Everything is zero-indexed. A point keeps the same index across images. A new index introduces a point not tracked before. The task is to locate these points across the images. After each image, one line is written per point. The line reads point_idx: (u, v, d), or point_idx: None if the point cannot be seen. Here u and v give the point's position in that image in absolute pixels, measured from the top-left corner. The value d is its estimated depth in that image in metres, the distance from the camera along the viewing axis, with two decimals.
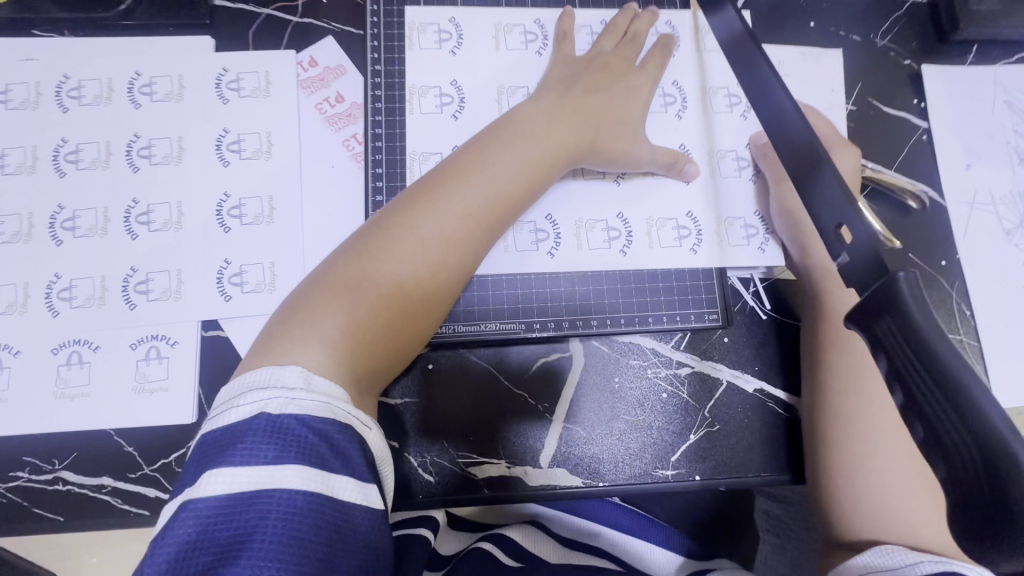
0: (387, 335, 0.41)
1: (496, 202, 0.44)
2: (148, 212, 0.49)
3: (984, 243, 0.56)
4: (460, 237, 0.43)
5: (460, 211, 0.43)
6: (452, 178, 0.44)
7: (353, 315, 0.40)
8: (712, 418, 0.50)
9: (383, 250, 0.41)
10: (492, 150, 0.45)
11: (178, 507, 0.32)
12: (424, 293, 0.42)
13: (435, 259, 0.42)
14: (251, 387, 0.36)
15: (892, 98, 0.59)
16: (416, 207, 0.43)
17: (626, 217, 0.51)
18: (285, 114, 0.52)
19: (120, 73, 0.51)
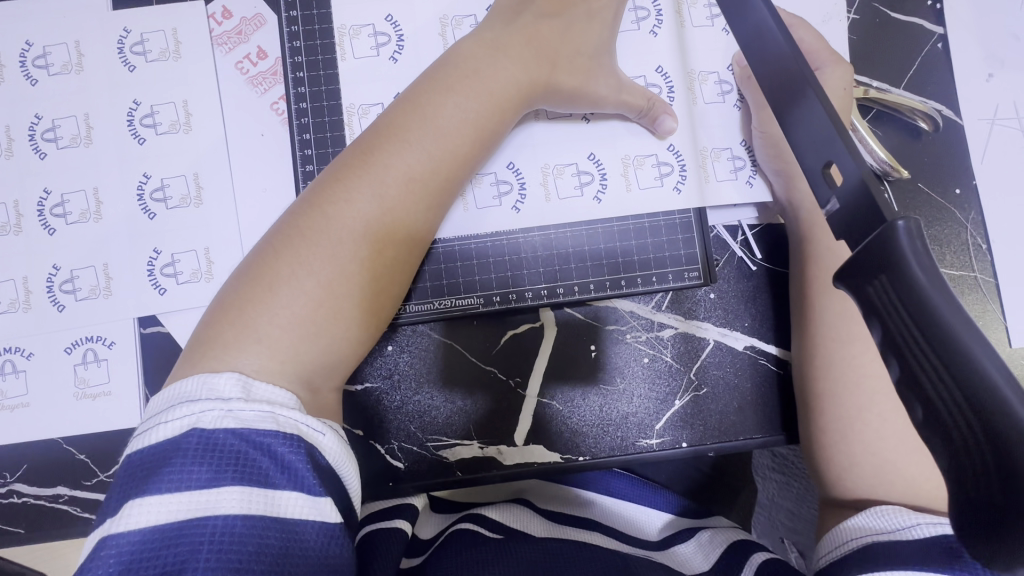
0: (339, 327, 0.34)
1: (445, 162, 0.37)
2: (62, 203, 0.45)
3: (1005, 165, 0.49)
4: (405, 205, 0.36)
5: (401, 174, 0.36)
6: (389, 139, 0.37)
7: (294, 312, 0.32)
8: (698, 381, 0.46)
9: (319, 230, 0.34)
10: (431, 101, 0.38)
11: (94, 546, 0.25)
12: (376, 274, 0.35)
13: (380, 233, 0.36)
14: (179, 399, 0.28)
15: (903, 1, 0.50)
16: (348, 176, 0.36)
17: (598, 160, 0.45)
18: (201, 77, 0.46)
19: (9, 45, 0.45)
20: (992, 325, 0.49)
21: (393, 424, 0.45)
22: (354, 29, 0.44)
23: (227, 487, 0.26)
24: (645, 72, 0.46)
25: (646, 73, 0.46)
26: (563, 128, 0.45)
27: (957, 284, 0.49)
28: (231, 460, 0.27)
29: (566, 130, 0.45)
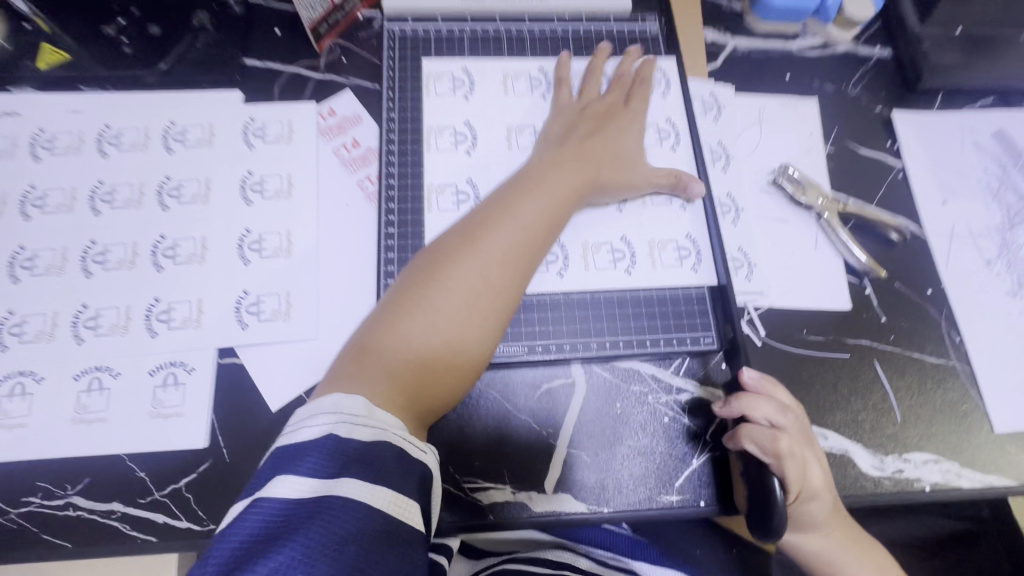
0: (441, 372, 0.42)
1: (528, 246, 0.46)
2: (174, 246, 0.53)
3: (966, 272, 0.59)
4: (499, 279, 0.45)
5: (496, 255, 0.45)
6: (484, 225, 0.46)
7: (419, 359, 0.41)
8: (713, 443, 0.51)
9: (429, 296, 0.43)
10: (519, 201, 0.48)
11: (245, 508, 0.32)
12: (474, 331, 0.43)
13: (479, 300, 0.43)
14: (321, 410, 0.36)
15: (868, 141, 0.63)
16: (453, 256, 0.45)
17: (630, 242, 0.54)
18: (305, 158, 0.57)
19: (157, 123, 0.57)
20: (975, 410, 0.54)
21: None
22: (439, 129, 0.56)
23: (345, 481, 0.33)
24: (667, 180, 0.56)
25: (668, 180, 0.56)
26: (602, 213, 0.55)
27: (940, 370, 0.55)
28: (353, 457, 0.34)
29: (604, 214, 0.55)
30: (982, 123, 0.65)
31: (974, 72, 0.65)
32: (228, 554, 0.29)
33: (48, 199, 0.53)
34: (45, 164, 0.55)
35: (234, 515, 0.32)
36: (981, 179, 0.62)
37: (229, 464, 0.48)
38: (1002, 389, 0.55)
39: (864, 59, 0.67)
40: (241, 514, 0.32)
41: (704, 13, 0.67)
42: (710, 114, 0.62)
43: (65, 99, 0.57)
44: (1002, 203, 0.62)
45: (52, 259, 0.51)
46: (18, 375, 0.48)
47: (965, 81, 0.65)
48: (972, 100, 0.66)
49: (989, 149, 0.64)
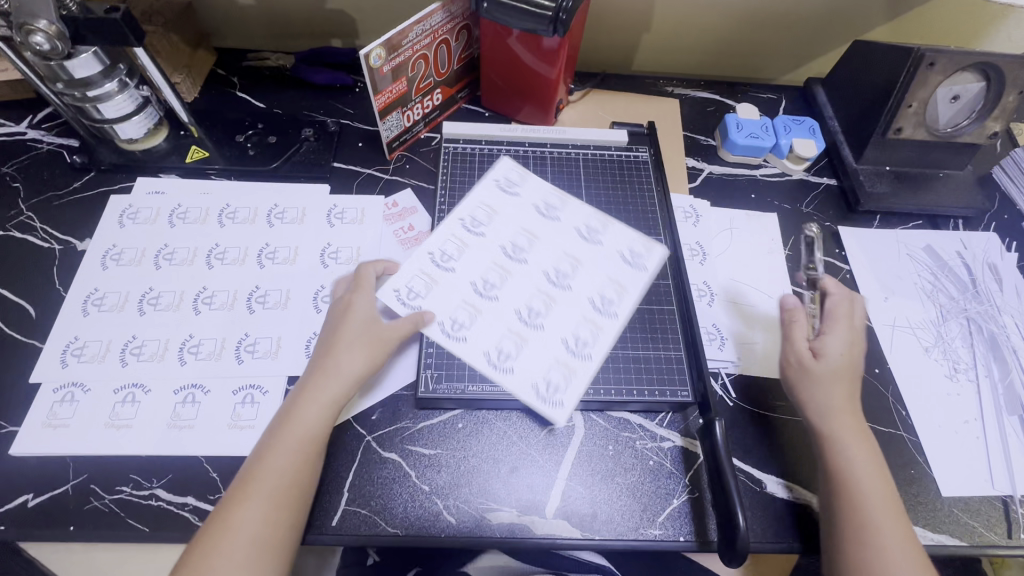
0: (291, 504, 0.50)
1: (317, 442, 0.53)
2: (265, 295, 0.67)
3: (908, 356, 0.70)
4: (297, 468, 0.51)
5: (289, 451, 0.52)
6: (292, 413, 0.54)
7: (251, 530, 0.48)
8: (692, 485, 0.59)
9: (225, 519, 0.48)
10: (315, 383, 0.55)
11: None
12: (288, 505, 0.50)
13: (276, 508, 0.49)
14: None
15: (820, 248, 0.79)
16: (254, 471, 0.51)
17: (561, 368, 0.63)
18: (372, 236, 0.73)
19: (264, 205, 0.75)
20: (923, 476, 0.62)
21: (450, 485, 0.58)
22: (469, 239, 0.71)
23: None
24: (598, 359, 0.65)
25: (603, 326, 0.66)
26: (550, 339, 0.64)
27: (888, 438, 0.64)
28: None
29: (552, 340, 0.64)
30: (915, 239, 0.80)
31: (903, 200, 0.81)
32: None
33: (176, 255, 0.70)
34: (177, 229, 0.72)
35: None
36: (917, 283, 0.76)
37: None
38: (946, 458, 0.63)
39: (815, 186, 0.84)
40: None
41: (686, 147, 0.87)
42: (690, 220, 0.79)
43: (199, 184, 0.76)
44: (936, 302, 0.74)
45: (172, 299, 0.66)
46: (131, 386, 0.60)
47: (897, 206, 0.81)
48: (905, 221, 0.82)
49: (922, 259, 0.78)
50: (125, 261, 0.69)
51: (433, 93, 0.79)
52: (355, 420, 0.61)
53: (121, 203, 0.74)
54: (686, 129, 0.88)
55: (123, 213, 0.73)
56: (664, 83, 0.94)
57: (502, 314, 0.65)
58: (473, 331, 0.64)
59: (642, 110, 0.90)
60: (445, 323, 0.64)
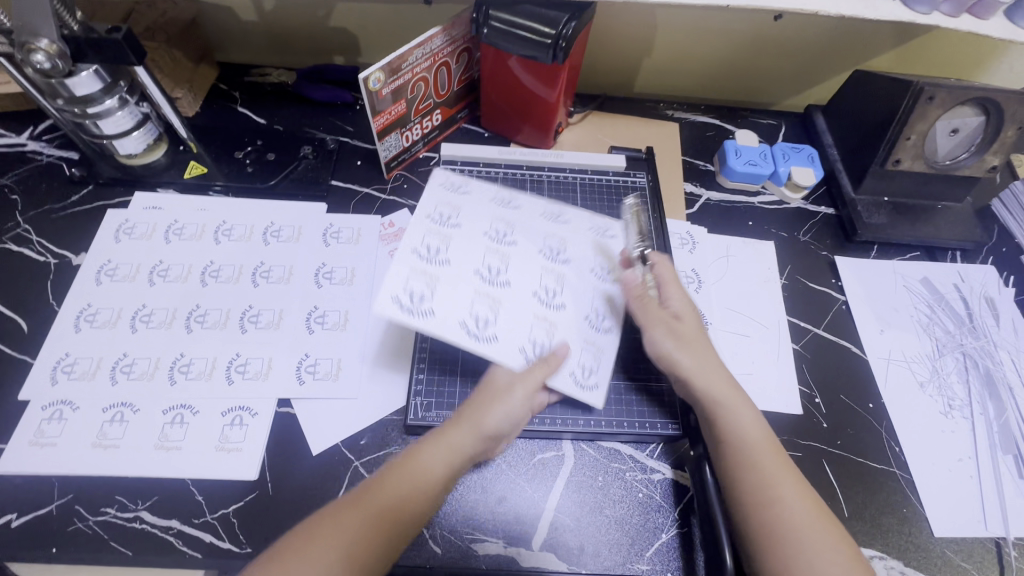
0: (385, 541, 0.48)
1: (430, 485, 0.52)
2: (258, 314, 0.67)
3: (903, 391, 0.69)
4: (410, 503, 0.50)
5: (409, 484, 0.51)
6: (435, 442, 0.54)
7: (356, 528, 0.47)
8: (680, 519, 0.59)
9: (336, 519, 0.48)
10: (487, 421, 0.55)
11: None
12: (390, 534, 0.48)
13: (380, 529, 0.48)
14: None
15: (816, 277, 0.78)
16: (374, 488, 0.50)
17: (540, 323, 0.61)
18: (367, 256, 0.73)
19: (260, 222, 0.75)
20: (916, 514, 0.62)
21: (438, 514, 0.58)
22: (433, 218, 0.64)
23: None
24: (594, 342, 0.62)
25: (579, 292, 0.65)
26: (520, 295, 0.62)
27: (881, 475, 0.64)
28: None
29: (525, 298, 0.62)
30: (913, 270, 0.80)
31: (901, 230, 0.81)
32: None
33: (170, 271, 0.70)
34: (173, 245, 0.72)
35: None
36: (913, 315, 0.76)
37: (271, 496, 0.57)
38: (939, 497, 0.63)
39: (812, 214, 0.84)
40: None
41: (685, 172, 0.87)
42: (686, 247, 0.78)
43: (196, 200, 0.76)
44: (932, 335, 0.74)
45: (165, 316, 0.66)
46: (120, 405, 0.60)
47: (894, 236, 0.80)
48: (903, 251, 0.82)
49: (919, 291, 0.78)
50: (120, 276, 0.69)
51: (432, 114, 0.80)
52: (344, 444, 0.60)
53: (118, 218, 0.74)
54: (685, 154, 0.88)
55: (119, 227, 0.73)
56: (664, 106, 0.94)
57: (468, 274, 0.61)
58: (440, 300, 0.58)
59: (642, 133, 0.90)
60: (404, 296, 0.57)
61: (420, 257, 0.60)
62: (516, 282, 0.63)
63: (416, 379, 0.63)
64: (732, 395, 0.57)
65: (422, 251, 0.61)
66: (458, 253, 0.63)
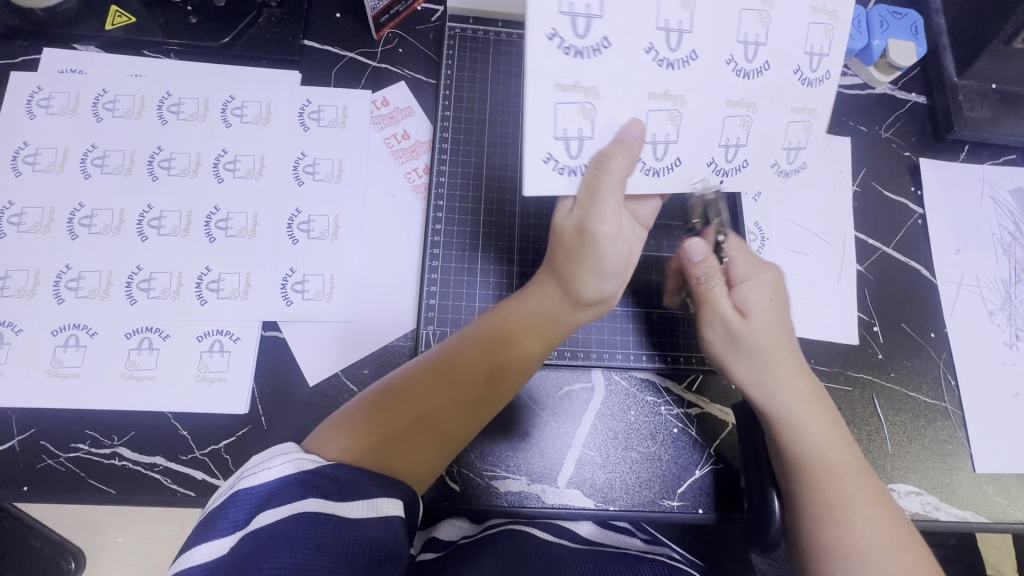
0: (455, 418, 0.45)
1: (517, 359, 0.47)
2: (227, 219, 0.55)
3: (970, 320, 0.62)
4: (498, 378, 0.46)
5: (496, 355, 0.47)
6: (525, 314, 0.48)
7: (429, 400, 0.44)
8: (716, 457, 0.55)
9: (417, 390, 0.45)
10: (578, 280, 0.46)
11: (233, 495, 0.36)
12: (465, 411, 0.45)
13: (458, 404, 0.45)
14: (276, 452, 0.39)
15: (893, 184, 0.66)
16: (462, 355, 0.46)
17: (739, 117, 0.43)
18: (357, 145, 0.58)
19: (216, 95, 0.58)
20: (960, 450, 0.58)
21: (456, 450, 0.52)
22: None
23: (310, 496, 0.36)
24: (802, 106, 0.43)
25: (782, 62, 0.42)
26: (675, 70, 0.41)
27: (930, 410, 0.59)
28: (333, 474, 0.38)
29: (715, 77, 0.42)
30: (1005, 179, 0.67)
31: (1005, 128, 0.66)
32: (235, 525, 0.35)
33: (109, 160, 0.55)
34: (106, 125, 0.56)
35: (224, 500, 0.36)
36: (996, 234, 0.65)
37: (265, 431, 0.51)
38: (987, 434, 0.59)
39: (900, 103, 0.69)
40: (230, 500, 0.36)
41: None
42: None
43: (128, 62, 0.58)
44: (1011, 258, 0.64)
45: (109, 220, 0.54)
46: (73, 327, 0.50)
47: (995, 135, 0.67)
48: (997, 154, 0.68)
49: (1007, 205, 0.66)
50: (44, 164, 0.54)
51: None
52: (344, 374, 0.52)
53: (27, 85, 0.57)
54: None
55: (31, 98, 0.56)
56: None
57: (630, 43, 0.41)
58: (606, 127, 0.41)
59: None
60: (560, 147, 0.41)
61: (565, 49, 0.40)
62: (704, 49, 0.42)
63: (427, 305, 0.54)
64: (809, 397, 0.49)
65: (562, 38, 0.40)
66: (614, 9, 0.40)
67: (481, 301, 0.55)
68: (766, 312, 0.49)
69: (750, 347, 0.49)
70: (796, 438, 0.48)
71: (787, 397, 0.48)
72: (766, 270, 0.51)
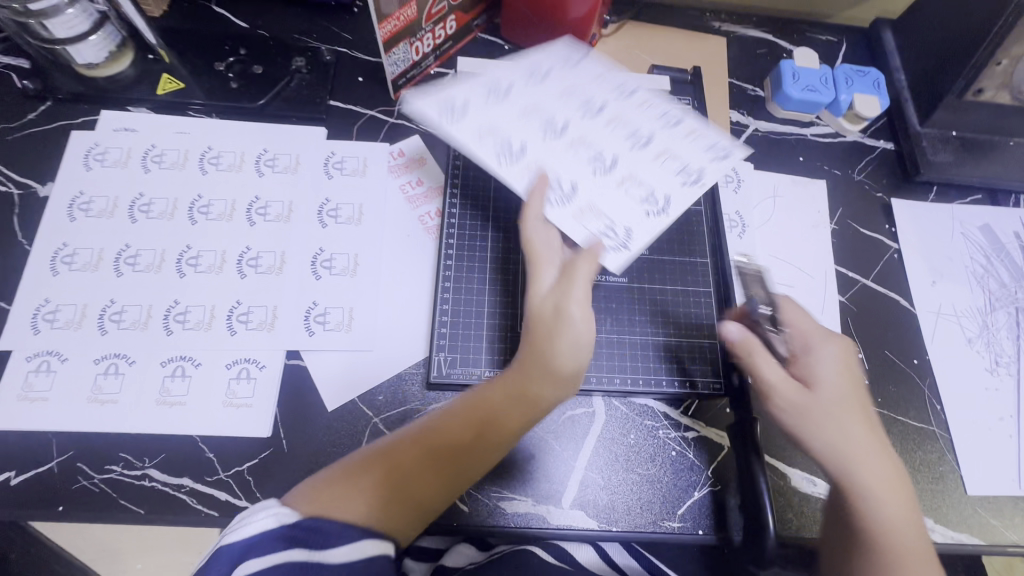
0: (433, 488, 0.47)
1: (497, 433, 0.49)
2: (257, 257, 0.60)
3: (950, 347, 0.65)
4: (475, 450, 0.48)
5: (478, 430, 0.49)
6: (504, 391, 0.50)
7: (412, 467, 0.47)
8: (715, 479, 0.57)
9: (399, 458, 0.47)
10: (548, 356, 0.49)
11: None
12: (443, 482, 0.47)
13: (440, 475, 0.47)
14: (263, 509, 0.43)
15: (868, 222, 0.72)
16: (450, 428, 0.49)
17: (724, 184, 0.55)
18: (376, 190, 0.65)
19: (251, 149, 0.65)
20: (951, 473, 0.60)
21: None
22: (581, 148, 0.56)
23: None
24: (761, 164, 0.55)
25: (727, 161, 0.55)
26: None
27: (920, 434, 0.62)
28: None
29: None
30: (973, 216, 0.73)
31: (967, 170, 0.73)
32: None
33: (153, 206, 0.61)
34: (153, 176, 0.63)
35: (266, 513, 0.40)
36: (969, 266, 0.70)
37: (286, 454, 0.54)
38: (975, 455, 0.61)
39: (870, 149, 0.76)
40: None
41: (731, 98, 0.76)
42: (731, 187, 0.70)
43: (174, 121, 0.66)
44: (985, 289, 0.68)
45: (152, 259, 0.59)
46: (113, 357, 0.55)
47: (958, 177, 0.73)
48: (965, 194, 0.74)
49: (977, 240, 0.71)
50: (96, 211, 0.61)
51: (446, 20, 0.67)
52: (361, 400, 0.56)
53: (85, 142, 0.64)
54: (733, 76, 0.78)
55: (88, 153, 0.63)
56: (711, 17, 0.81)
57: None
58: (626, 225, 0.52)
59: (684, 49, 0.78)
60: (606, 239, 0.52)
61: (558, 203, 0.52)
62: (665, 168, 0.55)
63: (439, 333, 0.58)
64: (873, 448, 0.49)
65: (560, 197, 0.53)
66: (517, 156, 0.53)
67: (490, 328, 0.59)
68: (835, 382, 0.51)
69: (799, 407, 0.49)
70: (862, 502, 0.47)
71: (849, 452, 0.48)
72: (835, 342, 0.53)
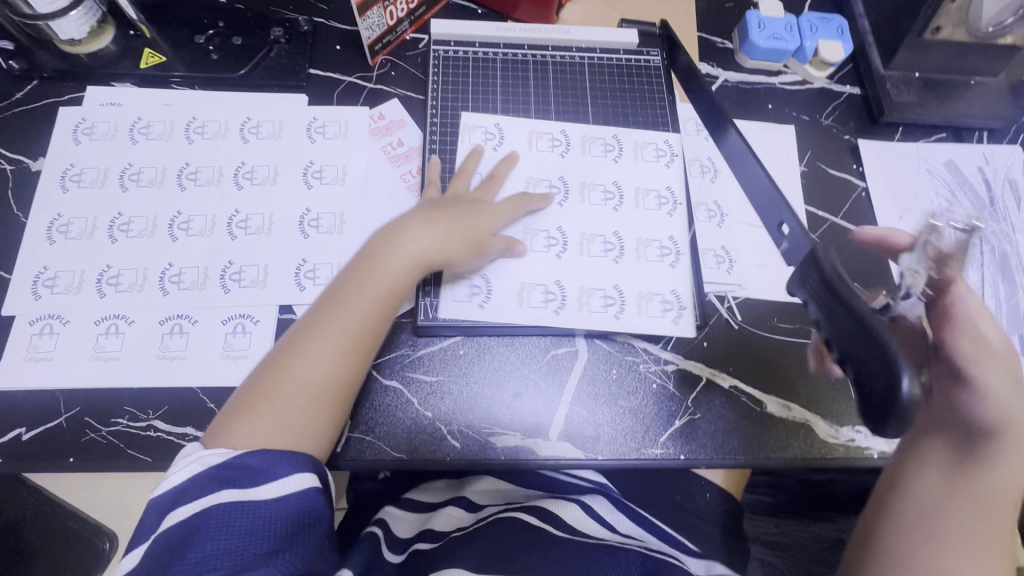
0: (326, 389, 0.50)
1: (368, 327, 0.53)
2: (246, 219, 0.63)
3: None
4: (355, 346, 0.52)
5: (347, 332, 0.52)
6: (351, 292, 0.53)
7: (302, 379, 0.49)
8: (694, 408, 0.60)
9: (287, 374, 0.49)
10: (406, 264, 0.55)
11: None
12: (336, 384, 0.50)
13: (333, 378, 0.50)
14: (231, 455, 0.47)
15: (836, 163, 0.74)
16: (319, 335, 0.51)
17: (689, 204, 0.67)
18: (357, 152, 0.67)
19: (235, 118, 0.67)
20: None
21: (455, 411, 0.58)
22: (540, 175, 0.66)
23: None
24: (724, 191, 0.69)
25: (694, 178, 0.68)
26: None
27: None
28: None
29: None
30: (938, 153, 0.75)
31: (929, 110, 0.75)
32: None
33: (143, 175, 0.63)
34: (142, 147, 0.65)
35: None
36: (934, 200, 0.72)
37: None
38: None
39: (836, 94, 0.78)
40: None
41: (700, 51, 0.79)
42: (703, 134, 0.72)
43: (158, 94, 0.68)
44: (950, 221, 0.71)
45: (145, 225, 0.61)
46: (113, 317, 0.57)
47: (921, 116, 0.75)
48: (929, 133, 0.76)
49: (942, 176, 0.74)
50: (87, 182, 0.63)
51: None
52: None
53: (73, 118, 0.66)
54: (702, 29, 0.80)
55: (77, 128, 0.65)
56: None
57: None
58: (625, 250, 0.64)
59: (652, 6, 0.80)
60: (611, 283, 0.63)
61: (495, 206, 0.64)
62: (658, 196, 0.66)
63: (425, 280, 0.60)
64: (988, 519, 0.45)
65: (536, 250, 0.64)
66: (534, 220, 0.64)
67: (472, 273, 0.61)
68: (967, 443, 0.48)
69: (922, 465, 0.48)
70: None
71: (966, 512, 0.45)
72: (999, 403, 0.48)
